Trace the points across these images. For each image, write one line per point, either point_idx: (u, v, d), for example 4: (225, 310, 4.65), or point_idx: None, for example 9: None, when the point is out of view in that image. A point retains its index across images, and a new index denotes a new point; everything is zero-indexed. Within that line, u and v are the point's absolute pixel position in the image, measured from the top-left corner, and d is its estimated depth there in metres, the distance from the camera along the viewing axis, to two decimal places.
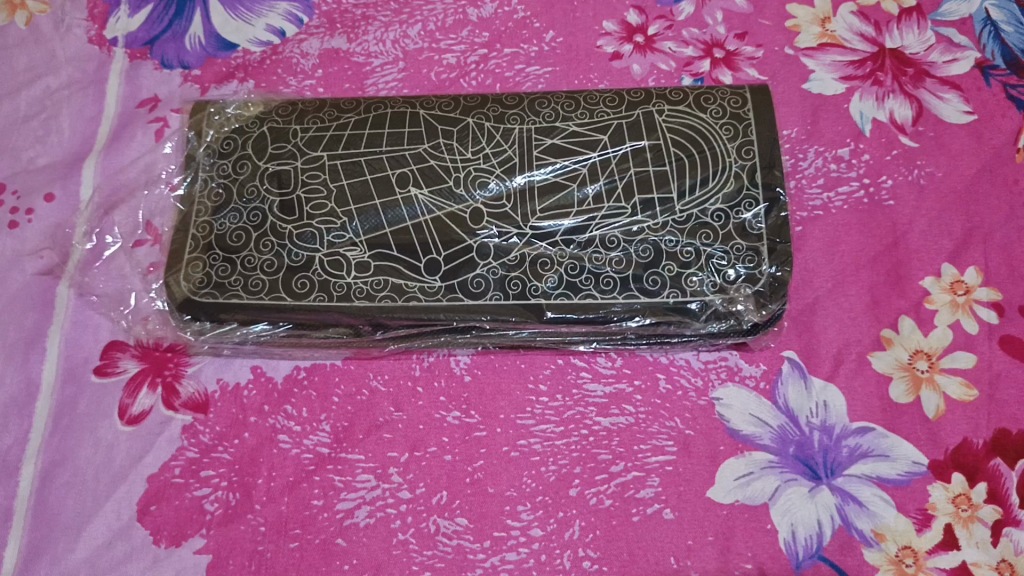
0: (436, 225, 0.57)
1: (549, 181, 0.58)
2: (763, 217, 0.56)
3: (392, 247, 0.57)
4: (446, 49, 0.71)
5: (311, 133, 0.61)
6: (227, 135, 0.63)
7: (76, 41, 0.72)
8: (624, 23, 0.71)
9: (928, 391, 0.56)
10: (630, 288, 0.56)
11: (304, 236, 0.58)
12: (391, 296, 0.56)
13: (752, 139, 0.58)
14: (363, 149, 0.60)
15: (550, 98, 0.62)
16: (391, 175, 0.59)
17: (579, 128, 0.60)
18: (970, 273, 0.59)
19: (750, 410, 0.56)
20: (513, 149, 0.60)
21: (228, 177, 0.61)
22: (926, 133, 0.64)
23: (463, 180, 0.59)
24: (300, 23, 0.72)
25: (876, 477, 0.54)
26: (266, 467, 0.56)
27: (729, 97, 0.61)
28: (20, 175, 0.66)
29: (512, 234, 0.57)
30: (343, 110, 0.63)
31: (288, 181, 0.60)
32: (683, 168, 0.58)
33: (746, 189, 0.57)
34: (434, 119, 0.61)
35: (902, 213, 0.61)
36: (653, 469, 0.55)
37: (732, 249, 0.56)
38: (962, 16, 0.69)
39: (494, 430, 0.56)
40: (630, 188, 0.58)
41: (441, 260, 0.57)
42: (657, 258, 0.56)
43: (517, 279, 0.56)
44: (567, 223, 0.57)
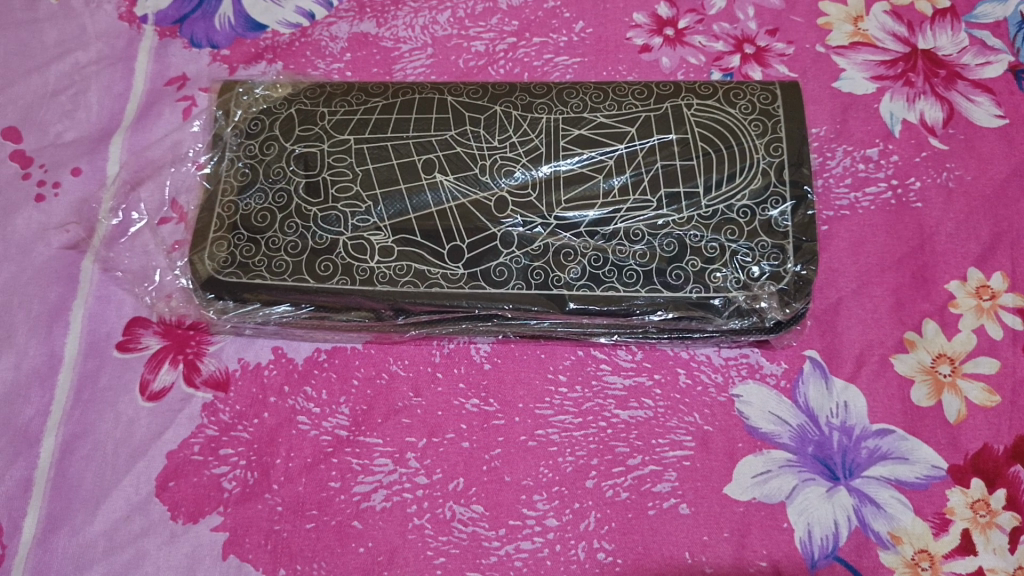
0: (461, 212, 0.57)
1: (575, 171, 0.58)
2: (790, 215, 0.56)
3: (416, 232, 0.57)
4: (476, 37, 0.70)
5: (338, 116, 0.61)
6: (255, 116, 0.63)
7: (106, 17, 0.72)
8: (654, 16, 0.71)
9: (950, 396, 0.56)
10: (653, 282, 0.55)
11: (329, 219, 0.58)
12: (413, 281, 0.56)
13: (781, 137, 0.58)
14: (391, 133, 0.60)
15: (579, 89, 0.62)
16: (417, 161, 0.59)
17: (607, 119, 0.60)
18: (996, 278, 0.59)
19: (770, 409, 0.56)
20: (540, 139, 0.59)
21: (254, 158, 0.61)
22: (956, 136, 0.64)
23: (488, 167, 0.59)
24: (329, 7, 0.72)
25: (894, 480, 0.54)
26: (285, 447, 0.56)
27: (759, 93, 0.60)
28: (47, 149, 0.67)
29: (536, 224, 0.57)
30: (371, 94, 0.63)
31: (314, 164, 0.60)
32: (711, 164, 0.58)
33: (774, 186, 0.57)
34: (462, 106, 0.61)
35: (929, 215, 0.61)
36: (671, 463, 0.54)
37: (757, 245, 0.56)
38: (996, 19, 0.69)
39: (513, 419, 0.56)
40: (656, 181, 0.58)
41: (465, 248, 0.57)
42: (681, 253, 0.56)
43: (540, 270, 0.56)
44: (590, 215, 0.57)
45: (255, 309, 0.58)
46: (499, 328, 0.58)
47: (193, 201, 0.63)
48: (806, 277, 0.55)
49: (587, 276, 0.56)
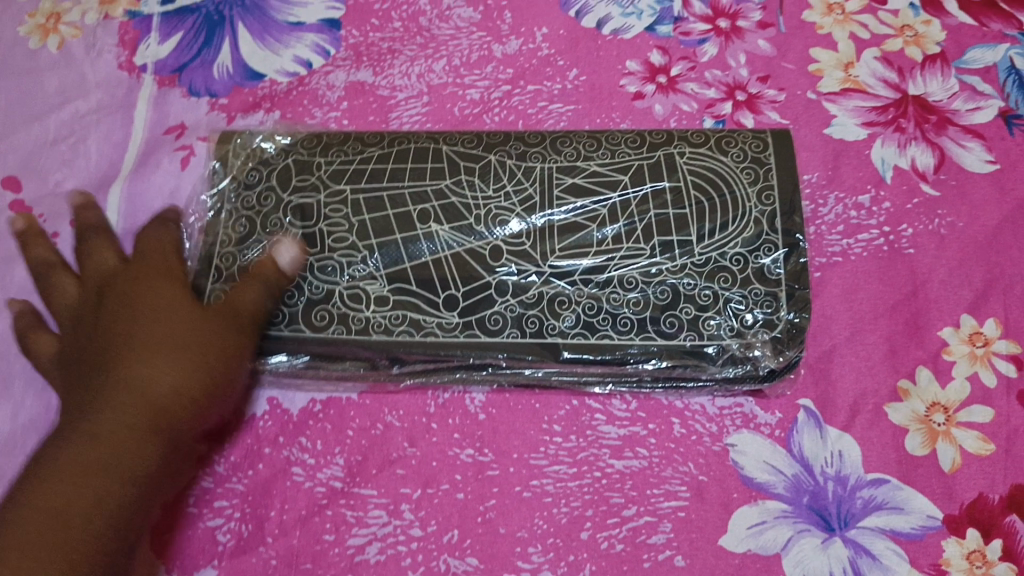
0: (457, 262, 0.57)
1: (569, 220, 0.58)
2: (782, 263, 0.56)
3: (410, 281, 0.57)
4: (471, 85, 0.71)
5: (334, 166, 0.60)
6: (253, 166, 0.62)
7: (106, 66, 0.73)
8: (647, 63, 0.71)
9: (944, 445, 0.56)
10: (646, 330, 0.56)
11: (325, 269, 0.57)
12: (408, 331, 0.56)
13: (772, 185, 0.58)
14: (386, 183, 0.59)
15: (572, 138, 0.62)
16: (413, 211, 0.58)
17: (600, 168, 0.60)
18: (989, 325, 0.59)
19: (765, 458, 0.56)
20: (534, 188, 0.59)
21: (253, 210, 0.60)
22: (947, 182, 0.64)
23: (483, 217, 0.58)
24: (327, 55, 0.73)
25: (889, 530, 0.54)
26: (279, 499, 0.56)
27: (750, 141, 0.60)
28: (47, 198, 0.68)
29: (530, 272, 0.57)
30: (367, 144, 0.62)
31: (310, 215, 0.59)
32: (704, 211, 0.58)
33: (766, 234, 0.57)
34: (456, 155, 0.61)
35: (921, 262, 0.61)
36: (665, 514, 0.54)
37: (751, 294, 0.56)
38: (986, 64, 0.70)
39: (507, 470, 0.56)
40: (649, 229, 0.57)
41: (460, 296, 0.57)
42: (675, 300, 0.56)
43: (534, 317, 0.56)
44: (585, 262, 0.57)
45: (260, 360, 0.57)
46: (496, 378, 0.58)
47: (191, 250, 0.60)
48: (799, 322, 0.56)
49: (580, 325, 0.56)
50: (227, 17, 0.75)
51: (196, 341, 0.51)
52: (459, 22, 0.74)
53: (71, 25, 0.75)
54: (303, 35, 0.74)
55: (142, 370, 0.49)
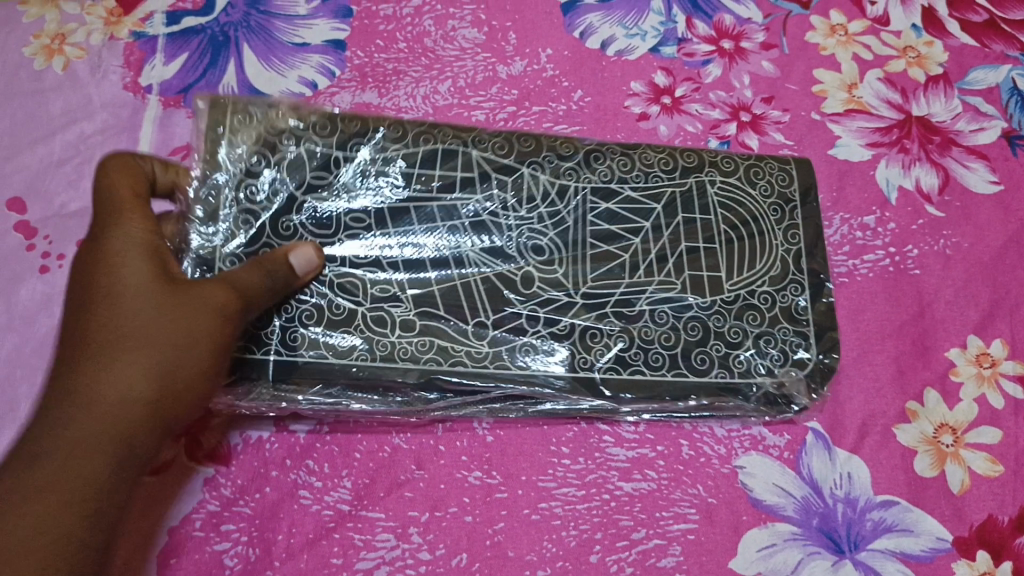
0: (488, 289, 0.57)
1: (602, 249, 0.59)
2: (810, 304, 0.59)
3: (437, 301, 0.57)
4: (476, 106, 0.71)
5: (354, 167, 0.58)
6: (256, 151, 0.57)
7: (112, 87, 0.73)
8: (652, 84, 0.72)
9: (952, 466, 0.56)
10: (678, 366, 0.57)
11: (347, 288, 0.56)
12: (436, 359, 0.56)
13: (797, 223, 0.61)
14: (415, 196, 0.58)
15: (606, 151, 0.61)
16: (444, 235, 0.58)
17: (633, 193, 0.60)
18: (996, 345, 0.59)
19: (774, 480, 0.56)
20: (568, 210, 0.59)
21: (257, 209, 0.56)
22: (952, 203, 0.65)
23: (516, 242, 0.58)
24: (332, 76, 0.73)
25: (899, 552, 0.54)
26: (287, 523, 0.56)
27: (776, 173, 0.62)
28: (52, 219, 0.68)
29: (561, 301, 0.57)
30: (391, 145, 0.59)
31: (332, 233, 0.57)
32: (732, 252, 0.59)
33: (792, 274, 0.59)
34: (488, 164, 0.59)
35: (927, 282, 0.62)
36: (675, 537, 0.54)
37: (781, 331, 0.58)
38: (989, 86, 0.70)
39: (516, 492, 0.56)
40: (680, 266, 0.59)
41: (489, 325, 0.57)
42: (701, 336, 0.57)
43: (565, 347, 0.57)
44: (616, 296, 0.58)
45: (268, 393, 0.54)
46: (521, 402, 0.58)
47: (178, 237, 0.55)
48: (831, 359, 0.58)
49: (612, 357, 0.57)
50: (232, 38, 0.75)
51: (200, 339, 0.49)
52: (464, 43, 0.74)
53: (76, 46, 0.75)
54: (308, 56, 0.74)
55: (115, 377, 0.47)
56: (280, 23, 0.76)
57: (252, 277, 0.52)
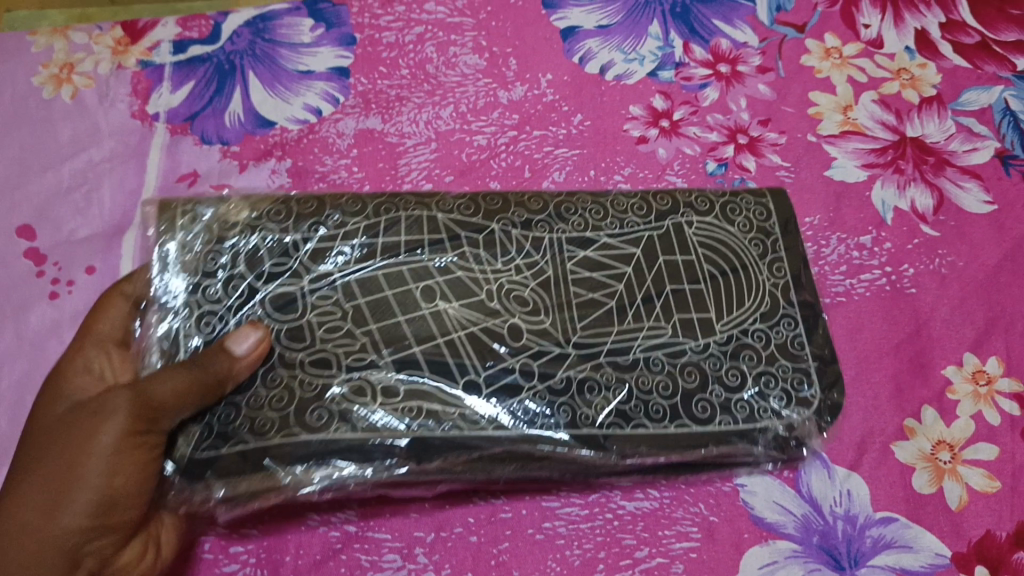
0: (471, 340, 0.54)
1: (586, 297, 0.57)
2: (806, 339, 0.58)
3: (419, 358, 0.53)
4: (478, 131, 0.73)
5: (313, 241, 0.56)
6: (213, 247, 0.55)
7: (119, 115, 0.75)
8: (650, 108, 0.73)
9: (951, 482, 0.57)
10: (679, 416, 0.53)
11: (317, 359, 0.52)
12: (425, 423, 0.51)
13: (782, 257, 0.60)
14: (378, 255, 0.56)
15: (575, 203, 0.60)
16: (415, 289, 0.55)
17: (611, 239, 0.59)
18: (992, 363, 0.60)
19: (775, 498, 0.57)
20: (545, 259, 0.58)
21: (220, 304, 0.54)
22: (947, 222, 0.66)
23: (496, 293, 0.56)
24: (336, 103, 0.75)
25: (899, 568, 0.54)
26: (294, 544, 0.56)
27: (753, 208, 0.62)
28: (61, 246, 0.69)
29: (553, 352, 0.54)
30: (349, 212, 0.58)
31: (296, 301, 0.54)
32: (720, 294, 0.58)
33: (783, 308, 0.58)
34: (455, 223, 0.58)
35: (923, 301, 0.63)
36: (677, 555, 0.55)
37: (780, 367, 0.56)
38: (981, 106, 0.71)
39: (520, 512, 0.57)
40: (669, 306, 0.57)
41: (482, 381, 0.53)
42: (700, 386, 0.55)
43: (565, 406, 0.53)
44: (608, 344, 0.55)
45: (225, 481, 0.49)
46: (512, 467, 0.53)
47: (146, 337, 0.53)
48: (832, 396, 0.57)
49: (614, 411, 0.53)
50: (237, 66, 0.76)
51: (97, 453, 0.47)
52: (465, 69, 0.76)
53: (84, 75, 0.76)
54: (312, 83, 0.76)
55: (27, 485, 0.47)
56: (285, 51, 0.77)
57: (177, 379, 0.48)
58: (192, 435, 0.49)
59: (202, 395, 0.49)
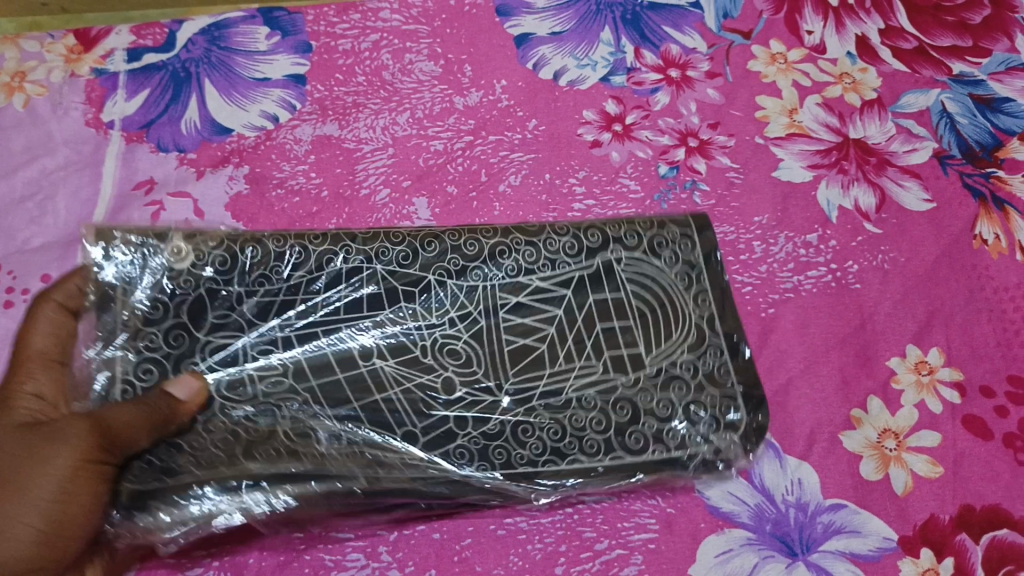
0: (408, 399, 0.59)
1: (517, 345, 0.61)
2: (732, 366, 0.61)
3: (360, 416, 0.58)
4: (434, 136, 0.74)
5: (254, 300, 0.61)
6: (150, 292, 0.60)
7: (73, 123, 0.74)
8: (603, 113, 0.75)
9: (896, 469, 0.59)
10: (613, 450, 0.58)
11: (299, 430, 0.57)
12: (372, 466, 0.56)
13: (709, 291, 0.64)
14: (315, 317, 0.61)
15: (510, 244, 0.64)
16: (342, 378, 0.59)
17: (542, 282, 0.63)
18: (933, 354, 0.63)
19: (729, 488, 0.58)
20: (478, 310, 0.62)
21: (161, 351, 0.58)
22: (889, 220, 0.68)
23: (429, 348, 0.61)
24: (293, 110, 0.75)
25: (849, 553, 0.56)
26: (256, 547, 0.56)
27: (679, 240, 0.65)
28: (15, 255, 0.68)
29: (486, 401, 0.59)
30: (286, 263, 0.62)
31: (236, 356, 0.59)
32: (645, 324, 0.62)
33: (709, 339, 0.62)
34: (392, 276, 0.62)
35: (867, 296, 0.65)
36: (637, 546, 0.56)
37: (708, 397, 0.60)
38: (919, 108, 0.74)
39: (482, 509, 0.58)
40: (599, 346, 0.61)
41: (419, 432, 0.58)
42: (631, 421, 0.59)
43: (501, 449, 0.58)
44: (541, 386, 0.60)
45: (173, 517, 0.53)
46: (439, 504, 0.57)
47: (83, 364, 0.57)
48: (759, 417, 0.60)
49: (565, 467, 0.58)
50: (193, 74, 0.77)
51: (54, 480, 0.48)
52: (421, 76, 0.77)
53: (37, 83, 0.76)
54: (269, 91, 0.76)
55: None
56: (240, 58, 0.78)
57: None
58: (136, 470, 0.54)
59: (154, 432, 0.54)
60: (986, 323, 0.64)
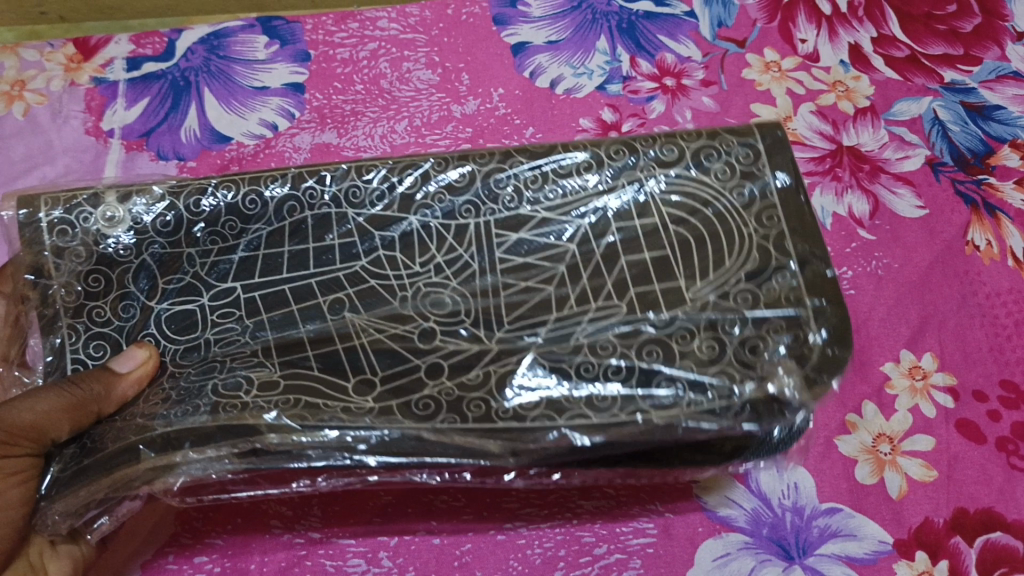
0: (377, 351, 0.54)
1: (518, 290, 0.56)
2: (799, 276, 0.53)
3: (343, 363, 0.54)
4: (432, 144, 0.74)
5: (205, 256, 0.58)
6: (91, 269, 0.56)
7: (73, 132, 0.75)
8: (599, 121, 0.75)
9: (891, 473, 0.59)
10: (631, 405, 0.49)
11: (229, 383, 0.52)
12: (302, 414, 0.49)
13: (774, 204, 0.56)
14: (285, 275, 0.58)
15: (509, 171, 0.59)
16: (351, 294, 0.57)
17: (548, 213, 0.58)
18: (927, 358, 0.63)
19: (726, 493, 0.59)
20: (469, 253, 0.58)
21: (110, 326, 0.56)
22: (882, 226, 0.69)
23: (411, 297, 0.57)
24: (291, 118, 0.76)
25: (844, 556, 0.57)
26: (259, 552, 0.57)
27: (737, 149, 0.58)
28: None
29: (466, 351, 0.54)
30: (247, 219, 0.58)
31: (196, 321, 0.57)
32: (692, 248, 0.56)
33: (774, 261, 0.54)
34: (370, 223, 0.58)
35: (861, 301, 0.66)
36: (635, 551, 0.57)
37: (765, 354, 0.51)
38: (912, 116, 0.75)
39: (481, 514, 0.58)
40: (623, 285, 0.55)
41: (378, 381, 0.53)
42: (659, 361, 0.51)
43: (477, 401, 0.51)
44: (546, 329, 0.54)
45: (104, 510, 0.50)
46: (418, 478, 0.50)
47: (40, 346, 0.56)
48: (830, 338, 0.51)
49: (544, 408, 0.50)
50: (192, 83, 0.77)
51: None
52: (419, 84, 0.78)
53: (37, 92, 0.77)
54: (267, 99, 0.77)
55: None
56: (239, 67, 0.78)
57: (48, 398, 0.49)
58: (66, 456, 0.50)
59: (75, 413, 0.50)
60: (978, 328, 0.65)
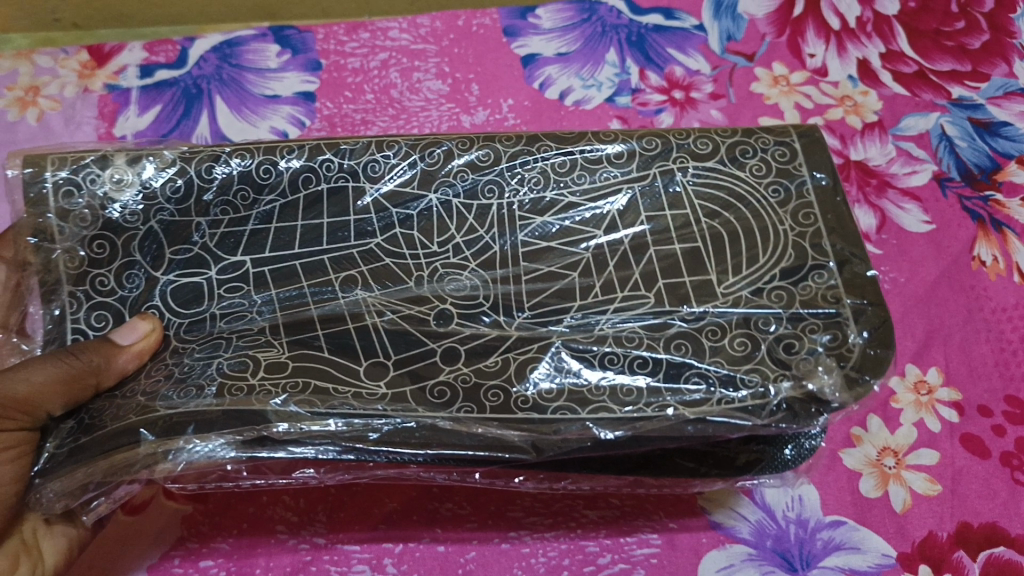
0: (391, 334, 0.55)
1: (540, 272, 0.57)
2: (836, 276, 0.53)
3: (354, 345, 0.54)
4: None
5: (218, 229, 0.58)
6: (98, 233, 0.56)
7: (86, 137, 0.75)
8: None
9: (895, 486, 0.59)
10: (657, 397, 0.49)
11: (235, 363, 0.52)
12: (312, 401, 0.49)
13: (810, 203, 0.56)
14: (300, 250, 0.58)
15: (537, 153, 0.59)
16: (365, 272, 0.58)
17: (580, 198, 0.59)
18: (932, 373, 0.63)
19: (730, 504, 0.59)
20: (489, 234, 0.58)
21: (114, 297, 0.56)
22: (889, 240, 0.69)
23: (427, 277, 0.57)
24: (302, 126, 0.76)
25: (848, 569, 0.57)
26: (264, 558, 0.57)
27: (772, 147, 0.58)
28: None
29: (484, 334, 0.54)
30: (260, 191, 0.58)
31: (202, 294, 0.57)
32: (725, 242, 0.56)
33: (811, 260, 0.54)
34: (388, 198, 0.59)
35: None
36: (639, 561, 0.57)
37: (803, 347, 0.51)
38: (919, 131, 0.75)
39: (486, 522, 0.58)
40: (649, 277, 0.56)
41: (391, 366, 0.53)
42: (689, 355, 0.52)
43: (495, 389, 0.51)
44: (569, 318, 0.55)
45: (102, 492, 0.49)
46: (426, 473, 0.50)
47: (41, 314, 0.56)
48: (872, 339, 0.50)
49: (565, 399, 0.50)
50: (204, 91, 0.78)
51: None
52: (429, 94, 0.78)
53: (50, 98, 0.77)
54: (279, 107, 0.77)
55: None
56: (251, 76, 0.79)
57: (44, 371, 0.50)
58: (63, 431, 0.51)
59: (71, 385, 0.50)
60: (984, 343, 0.65)
